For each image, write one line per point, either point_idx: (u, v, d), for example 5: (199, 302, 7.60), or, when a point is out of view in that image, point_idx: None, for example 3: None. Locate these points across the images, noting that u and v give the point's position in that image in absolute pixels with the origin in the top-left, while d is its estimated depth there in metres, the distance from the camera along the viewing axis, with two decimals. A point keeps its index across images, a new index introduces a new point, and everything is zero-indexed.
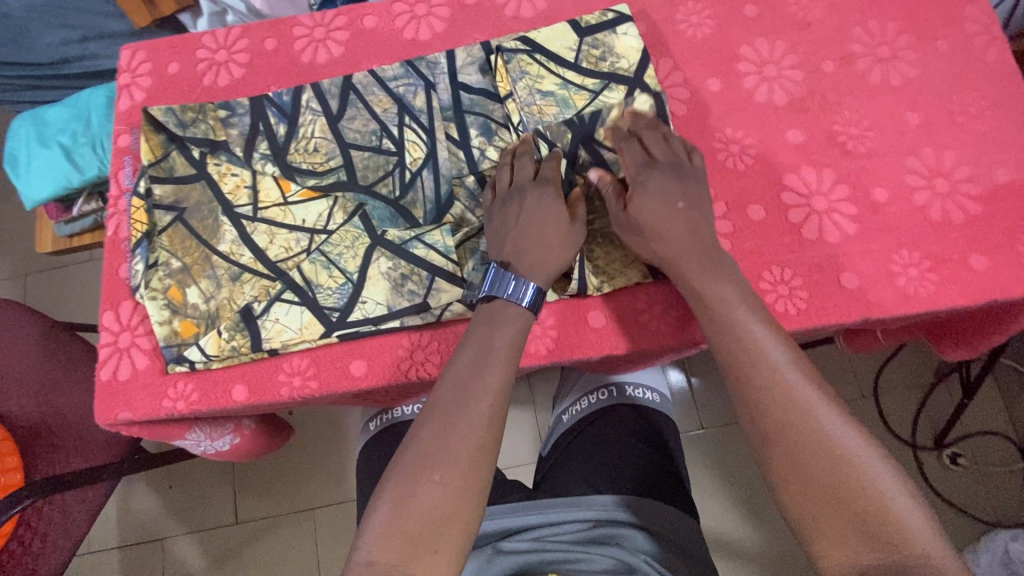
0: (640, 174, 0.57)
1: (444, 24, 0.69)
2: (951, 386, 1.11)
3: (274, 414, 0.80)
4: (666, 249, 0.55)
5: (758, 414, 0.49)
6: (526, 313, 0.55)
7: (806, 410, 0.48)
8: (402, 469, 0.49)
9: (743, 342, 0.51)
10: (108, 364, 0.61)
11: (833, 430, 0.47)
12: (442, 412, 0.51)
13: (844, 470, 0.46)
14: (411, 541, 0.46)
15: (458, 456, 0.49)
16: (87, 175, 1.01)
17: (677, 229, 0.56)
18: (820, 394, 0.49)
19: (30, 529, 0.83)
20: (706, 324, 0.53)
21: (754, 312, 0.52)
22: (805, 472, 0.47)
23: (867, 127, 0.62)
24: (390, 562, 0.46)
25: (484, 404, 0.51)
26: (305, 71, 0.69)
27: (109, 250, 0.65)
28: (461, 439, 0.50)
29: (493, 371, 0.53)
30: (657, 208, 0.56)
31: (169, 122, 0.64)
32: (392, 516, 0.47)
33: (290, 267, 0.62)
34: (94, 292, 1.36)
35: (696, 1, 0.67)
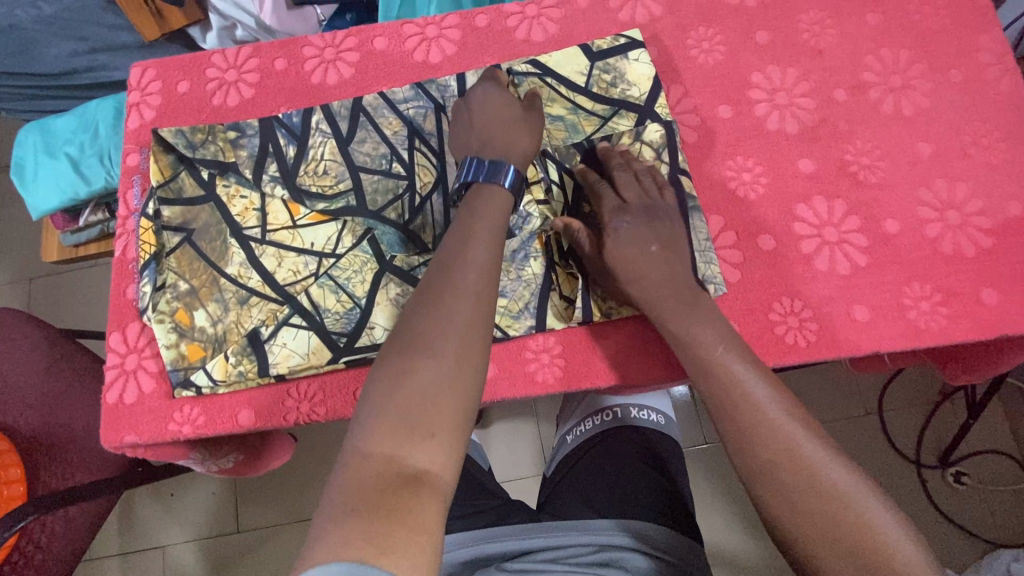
0: (611, 220, 0.57)
1: (455, 47, 0.69)
2: (956, 404, 1.11)
3: (266, 438, 0.76)
4: (643, 291, 0.55)
5: (740, 445, 0.48)
6: (507, 189, 0.53)
7: (784, 436, 0.47)
8: (389, 356, 0.43)
9: (718, 374, 0.51)
10: (114, 386, 0.61)
11: (813, 456, 0.46)
12: (431, 292, 0.46)
13: (825, 493, 0.44)
14: (409, 421, 0.40)
15: (452, 328, 0.44)
16: (94, 186, 1.01)
17: (654, 272, 0.55)
18: (795, 420, 0.48)
19: (32, 541, 0.83)
20: (688, 363, 0.53)
21: (729, 341, 0.52)
22: (789, 497, 0.45)
23: (879, 157, 0.62)
24: (384, 452, 0.39)
25: (473, 272, 0.47)
26: (315, 91, 0.69)
27: (117, 270, 0.65)
28: (452, 311, 0.44)
29: (479, 245, 0.49)
30: (631, 250, 0.55)
31: (179, 143, 0.64)
32: (384, 401, 0.41)
33: (298, 291, 0.61)
34: (97, 298, 1.36)
35: (707, 27, 0.67)
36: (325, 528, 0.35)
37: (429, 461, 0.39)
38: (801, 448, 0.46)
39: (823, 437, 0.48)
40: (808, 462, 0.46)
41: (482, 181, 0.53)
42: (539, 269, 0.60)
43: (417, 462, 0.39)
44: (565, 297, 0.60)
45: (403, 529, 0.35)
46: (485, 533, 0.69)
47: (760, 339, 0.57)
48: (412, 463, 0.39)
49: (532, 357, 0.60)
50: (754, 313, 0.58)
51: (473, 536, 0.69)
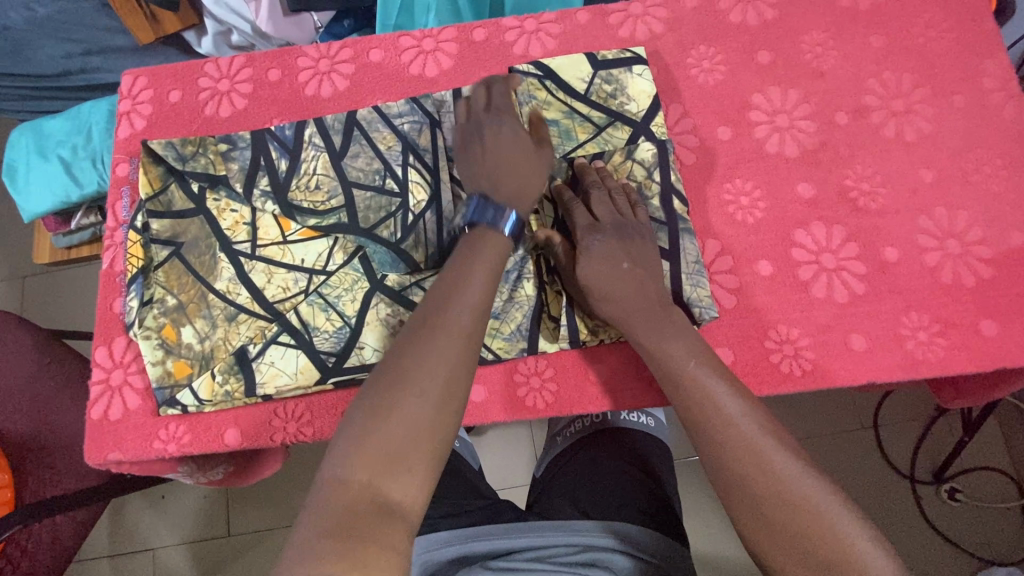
0: (583, 237, 0.54)
1: (451, 61, 0.68)
2: (952, 421, 1.10)
3: (248, 456, 0.71)
4: (616, 310, 0.53)
5: (709, 458, 0.47)
6: (507, 241, 0.51)
7: (757, 452, 0.46)
8: (372, 386, 0.44)
9: (688, 391, 0.50)
10: (100, 402, 0.60)
11: (787, 472, 0.44)
12: (421, 324, 0.46)
13: (799, 511, 0.42)
14: (388, 456, 0.41)
15: (438, 366, 0.44)
16: (86, 190, 1.00)
17: (626, 294, 0.53)
18: (768, 435, 0.47)
19: (19, 547, 0.83)
20: (662, 381, 0.52)
21: (703, 358, 0.51)
22: (761, 514, 0.43)
23: (879, 182, 0.61)
24: (359, 482, 0.40)
25: (467, 312, 0.46)
26: (308, 103, 0.68)
27: (105, 283, 0.64)
28: (442, 348, 0.45)
29: (476, 281, 0.48)
30: (604, 267, 0.53)
31: (169, 156, 0.63)
32: (363, 431, 0.42)
33: (288, 309, 0.61)
34: (90, 299, 1.35)
35: (708, 46, 0.66)
36: (297, 556, 0.36)
37: (404, 493, 0.40)
38: (772, 462, 0.45)
39: (794, 449, 0.46)
40: (780, 477, 0.44)
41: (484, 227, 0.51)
42: (531, 289, 0.59)
43: (393, 495, 0.40)
44: (554, 317, 0.59)
45: (376, 563, 0.36)
46: (471, 532, 0.68)
47: (755, 367, 0.57)
48: (385, 496, 0.40)
49: (523, 381, 0.59)
50: (750, 340, 0.57)
51: (460, 534, 0.68)
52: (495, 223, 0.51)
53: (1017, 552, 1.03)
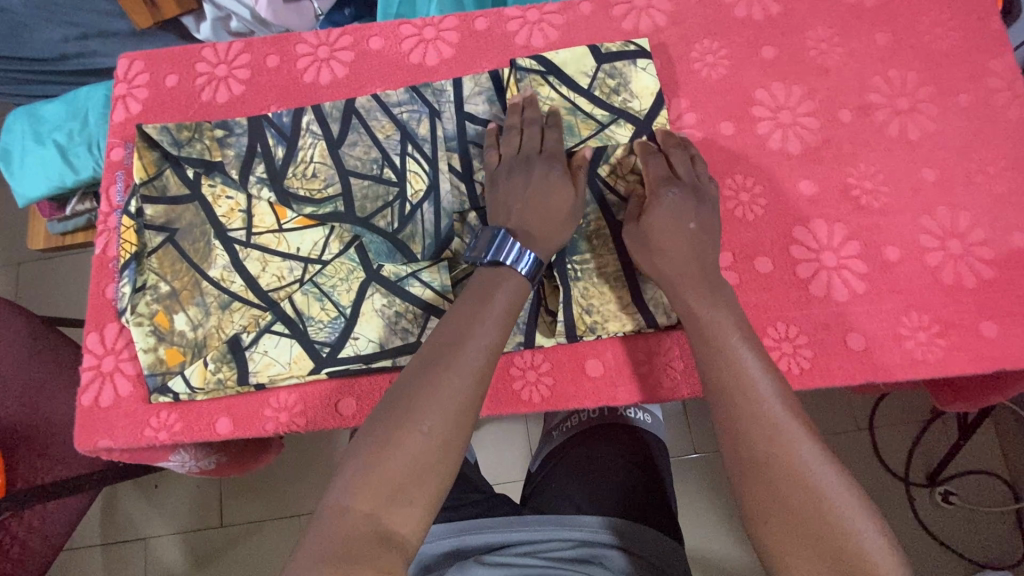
0: (659, 188, 0.55)
1: (452, 50, 0.67)
2: (947, 425, 1.10)
3: (242, 446, 0.71)
4: (668, 265, 0.53)
5: (732, 437, 0.44)
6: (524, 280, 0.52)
7: (780, 432, 0.43)
8: (379, 417, 0.45)
9: (720, 359, 0.47)
10: (90, 388, 0.60)
11: (807, 458, 0.42)
12: (432, 360, 0.48)
13: (814, 501, 0.40)
14: (392, 488, 0.42)
15: (444, 405, 0.45)
16: (81, 176, 0.99)
17: (682, 248, 0.53)
18: (795, 417, 0.44)
19: (11, 535, 0.82)
20: (696, 346, 0.50)
21: (743, 332, 0.49)
22: (771, 500, 0.41)
23: (881, 181, 0.60)
24: (361, 512, 0.41)
25: (478, 357, 0.48)
26: (307, 90, 0.67)
27: (97, 268, 0.63)
28: (450, 387, 0.46)
29: (489, 326, 0.50)
30: (667, 224, 0.54)
31: (164, 140, 0.62)
32: (369, 458, 0.43)
33: (282, 298, 0.60)
34: (83, 285, 1.34)
35: (712, 40, 0.65)
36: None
37: (404, 527, 0.41)
38: (797, 451, 0.42)
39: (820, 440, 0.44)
40: (801, 462, 0.42)
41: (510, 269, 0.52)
42: None
43: (392, 527, 0.41)
44: (551, 312, 0.59)
45: None
46: (466, 525, 0.68)
47: None
48: (385, 527, 0.41)
49: (518, 374, 0.58)
50: None
51: (456, 527, 0.68)
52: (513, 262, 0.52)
53: (1009, 557, 1.03)
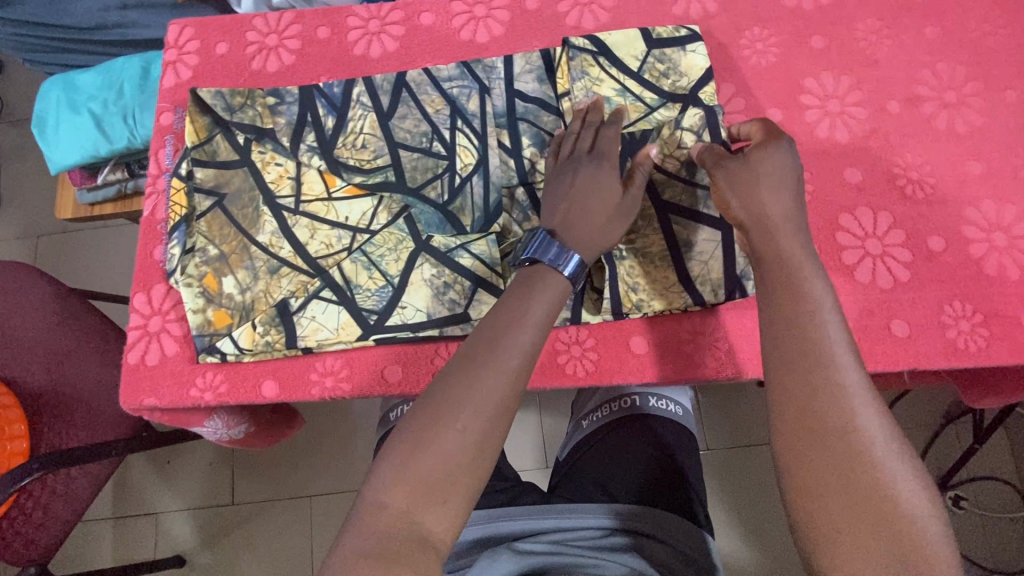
0: (771, 137, 0.53)
1: (503, 28, 0.68)
2: (961, 430, 1.10)
3: (264, 414, 0.72)
4: (777, 215, 0.49)
5: (800, 405, 0.42)
6: (566, 283, 0.51)
7: (850, 408, 0.42)
8: (415, 414, 0.46)
9: (803, 323, 0.45)
10: (137, 347, 0.60)
11: (875, 439, 0.41)
12: (469, 358, 0.47)
13: (874, 480, 0.40)
14: (427, 487, 0.43)
15: (481, 406, 0.45)
16: (116, 145, 0.99)
17: (788, 194, 0.50)
18: (870, 393, 0.43)
19: (31, 498, 0.87)
20: (774, 307, 0.46)
21: (833, 301, 0.46)
22: (829, 475, 0.40)
23: (928, 172, 0.61)
24: (398, 509, 0.42)
25: (512, 358, 0.47)
26: (357, 63, 0.68)
27: (145, 229, 0.64)
28: (489, 388, 0.46)
29: (528, 326, 0.48)
30: (771, 170, 0.51)
31: (218, 105, 0.63)
32: (410, 451, 0.44)
33: (331, 265, 0.60)
34: (94, 258, 1.37)
35: (762, 27, 0.65)
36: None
37: (440, 526, 0.42)
38: (867, 430, 0.41)
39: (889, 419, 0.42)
40: (870, 442, 0.41)
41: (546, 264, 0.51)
42: None
43: (428, 525, 0.42)
44: (597, 289, 0.59)
45: None
46: (497, 512, 0.70)
47: None
48: (419, 527, 0.42)
49: (564, 349, 0.59)
50: None
51: (487, 514, 0.69)
52: (555, 262, 0.51)
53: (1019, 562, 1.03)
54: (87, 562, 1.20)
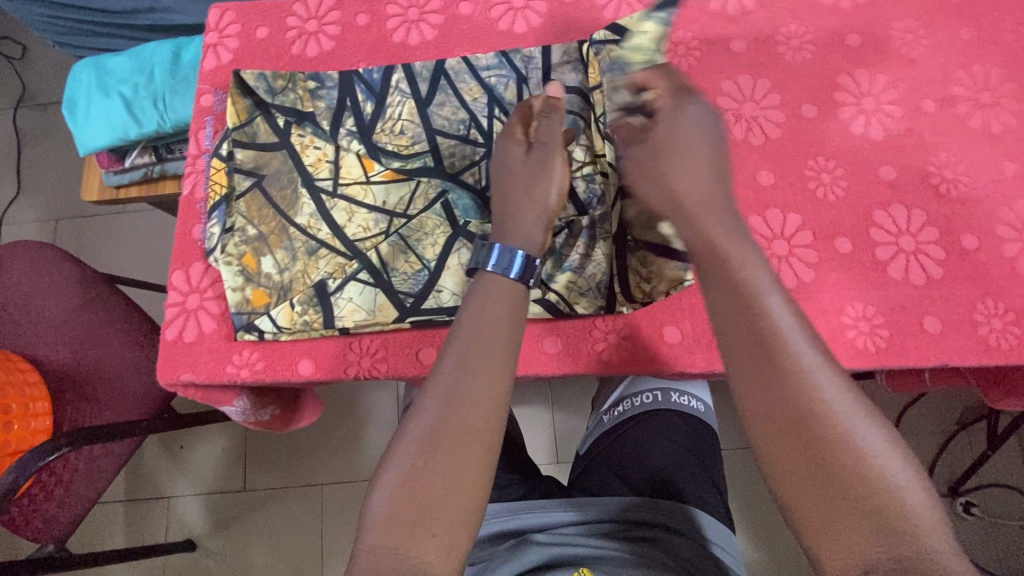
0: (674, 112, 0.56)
1: (541, 19, 0.68)
2: (973, 436, 1.10)
3: (287, 397, 0.73)
4: (696, 206, 0.51)
5: (761, 390, 0.43)
6: (517, 283, 0.52)
7: (808, 389, 0.42)
8: (395, 449, 0.47)
9: (750, 306, 0.45)
10: (174, 323, 0.61)
11: (838, 413, 0.42)
12: (437, 387, 0.48)
13: (848, 453, 0.41)
14: (413, 519, 0.43)
15: (456, 433, 0.46)
16: (145, 129, 1.00)
17: (702, 176, 0.53)
18: (827, 369, 0.43)
19: (55, 476, 0.89)
20: (722, 293, 0.47)
21: (773, 282, 0.46)
22: (802, 457, 0.41)
23: (962, 171, 0.61)
24: (388, 547, 0.43)
25: (475, 376, 0.48)
26: (396, 50, 0.69)
27: (184, 208, 0.65)
28: (458, 418, 0.47)
29: (484, 347, 0.49)
30: (680, 158, 0.54)
31: (260, 88, 0.64)
32: (397, 487, 0.44)
33: (368, 248, 0.61)
34: (115, 242, 1.38)
35: (799, 25, 0.66)
36: None
37: (434, 555, 0.43)
38: (830, 403, 0.42)
39: (851, 385, 0.43)
40: (835, 418, 0.42)
41: (488, 270, 0.53)
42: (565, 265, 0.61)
43: (422, 555, 0.43)
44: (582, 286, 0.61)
45: None
46: (519, 505, 0.70)
47: (830, 341, 0.57)
48: (415, 561, 0.42)
49: (598, 337, 0.61)
50: (826, 314, 0.58)
51: (510, 507, 0.70)
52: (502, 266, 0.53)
53: None
54: (99, 544, 1.21)
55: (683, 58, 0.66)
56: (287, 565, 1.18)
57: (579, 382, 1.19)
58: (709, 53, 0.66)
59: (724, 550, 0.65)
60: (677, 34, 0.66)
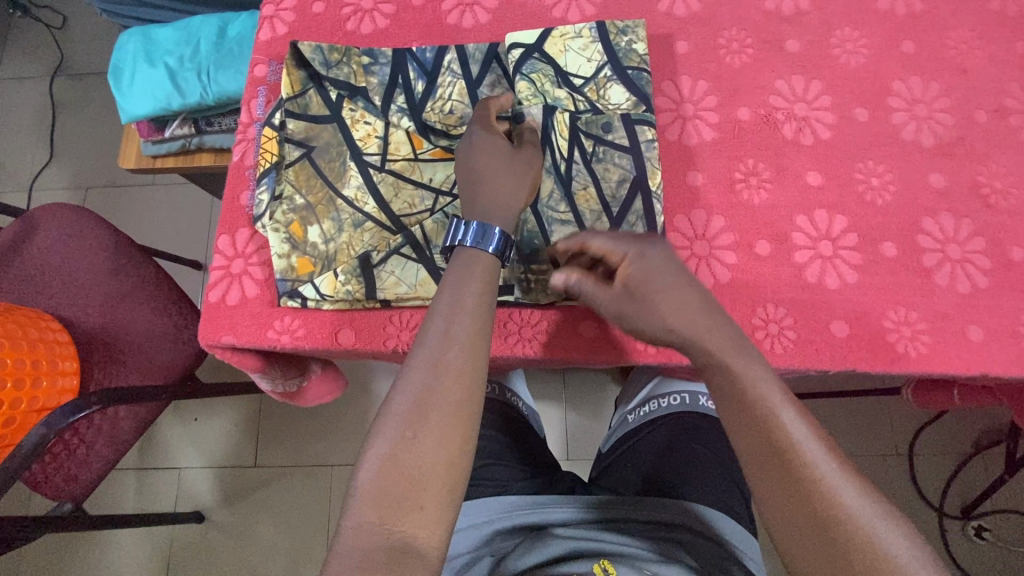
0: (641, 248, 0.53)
1: (594, 9, 0.69)
2: (989, 461, 1.09)
3: (309, 367, 0.73)
4: (676, 317, 0.51)
5: (770, 481, 0.45)
6: (492, 257, 0.53)
7: (823, 487, 0.43)
8: (382, 424, 0.47)
9: (748, 401, 0.47)
10: (218, 286, 0.63)
11: (854, 507, 0.42)
12: (421, 365, 0.48)
13: (861, 542, 0.41)
14: (398, 495, 0.44)
15: (443, 413, 0.47)
16: (188, 100, 1.00)
17: (684, 298, 0.52)
18: (833, 459, 0.45)
19: (78, 436, 0.90)
20: (725, 387, 0.48)
21: (771, 376, 0.48)
22: (819, 550, 0.42)
23: (1012, 183, 0.61)
24: (375, 521, 0.43)
25: (455, 352, 0.48)
26: (449, 32, 0.69)
27: (234, 174, 0.67)
28: (442, 393, 0.47)
29: (464, 321, 0.50)
30: (663, 275, 0.52)
31: (316, 60, 0.64)
32: (384, 462, 0.45)
33: (413, 224, 0.62)
34: (141, 212, 1.40)
35: (854, 28, 0.66)
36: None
37: (420, 530, 0.44)
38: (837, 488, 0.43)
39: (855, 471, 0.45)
40: (848, 508, 0.42)
41: (468, 247, 0.53)
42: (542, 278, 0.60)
43: (406, 531, 0.43)
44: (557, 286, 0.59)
45: None
46: (541, 498, 0.69)
47: (871, 343, 0.57)
48: (400, 536, 0.43)
49: None
50: (868, 316, 0.58)
51: (533, 500, 0.69)
52: (479, 242, 0.53)
53: None
54: (108, 508, 1.22)
55: (736, 55, 0.66)
56: (292, 544, 1.19)
57: (592, 380, 1.19)
58: (763, 51, 0.66)
59: (751, 559, 0.63)
60: (732, 31, 0.67)
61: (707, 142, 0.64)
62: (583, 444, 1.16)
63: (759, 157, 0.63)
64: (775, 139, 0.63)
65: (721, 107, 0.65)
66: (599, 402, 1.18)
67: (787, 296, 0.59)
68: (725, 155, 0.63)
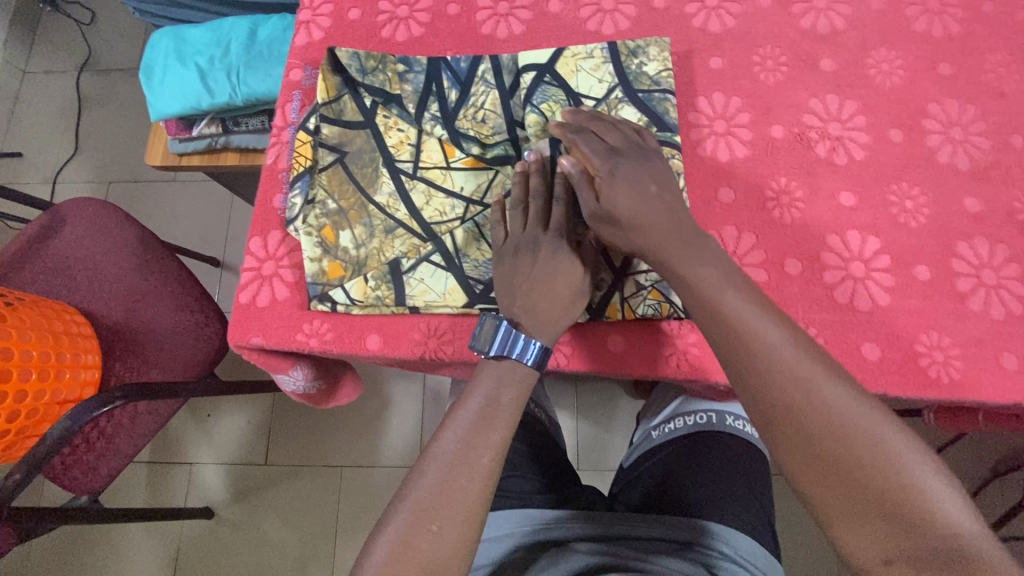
0: (607, 163, 0.56)
1: (629, 23, 0.69)
2: (1006, 487, 1.07)
3: (335, 368, 0.73)
4: (648, 237, 0.53)
5: (757, 397, 0.48)
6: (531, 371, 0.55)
7: (809, 396, 0.46)
8: (405, 510, 0.49)
9: (722, 316, 0.50)
10: (249, 287, 0.63)
11: (840, 410, 0.45)
12: (448, 460, 0.50)
13: (848, 441, 0.44)
14: None
15: (462, 509, 0.49)
16: (217, 100, 1.01)
17: (659, 218, 0.54)
18: (813, 363, 0.47)
19: (97, 429, 0.90)
20: (697, 306, 0.51)
21: (737, 286, 0.51)
22: (812, 456, 0.45)
23: None
24: None
25: (488, 458, 0.51)
26: (482, 41, 0.70)
27: (267, 177, 0.67)
28: (460, 489, 0.49)
29: (494, 432, 0.52)
30: (631, 191, 0.54)
31: (352, 66, 0.65)
32: (396, 546, 0.47)
33: (444, 232, 0.62)
34: (161, 208, 1.41)
35: (890, 49, 0.66)
36: None
37: None
38: (820, 392, 0.46)
39: (837, 372, 0.47)
40: (833, 414, 0.45)
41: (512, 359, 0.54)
42: None
43: None
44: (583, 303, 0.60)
45: None
46: (563, 516, 0.69)
47: (903, 368, 0.57)
48: None
49: (665, 341, 0.60)
50: (899, 339, 0.57)
51: (558, 517, 0.69)
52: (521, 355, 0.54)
53: None
54: (119, 502, 1.22)
55: (770, 73, 0.66)
56: (300, 544, 1.19)
57: (607, 392, 1.19)
58: (797, 70, 0.66)
59: None
60: (766, 49, 0.67)
61: (740, 158, 0.64)
62: (594, 457, 1.16)
63: (792, 175, 0.63)
64: (809, 158, 0.63)
65: (754, 124, 0.64)
66: (611, 415, 1.17)
67: (817, 316, 0.59)
68: (757, 172, 0.63)
